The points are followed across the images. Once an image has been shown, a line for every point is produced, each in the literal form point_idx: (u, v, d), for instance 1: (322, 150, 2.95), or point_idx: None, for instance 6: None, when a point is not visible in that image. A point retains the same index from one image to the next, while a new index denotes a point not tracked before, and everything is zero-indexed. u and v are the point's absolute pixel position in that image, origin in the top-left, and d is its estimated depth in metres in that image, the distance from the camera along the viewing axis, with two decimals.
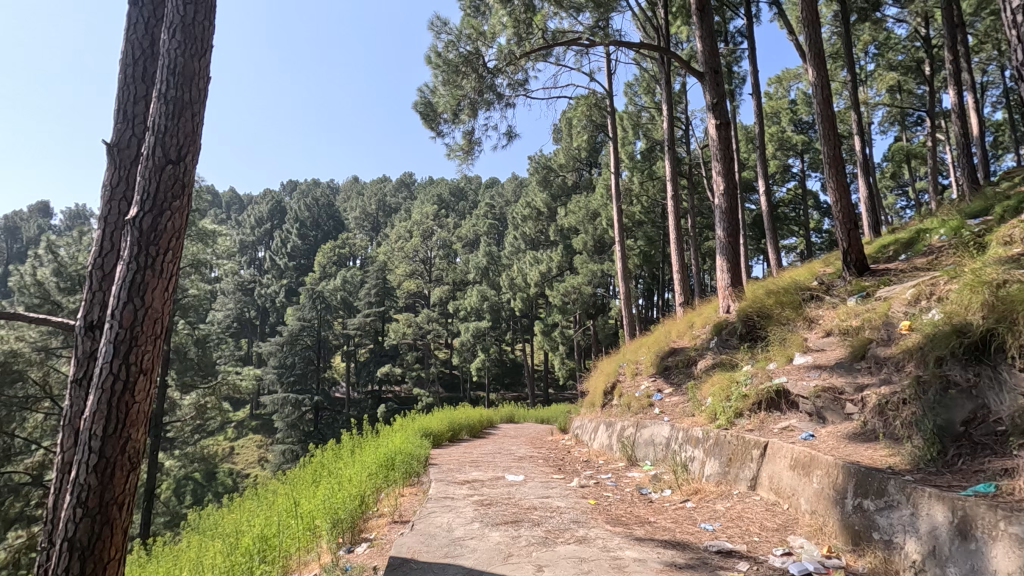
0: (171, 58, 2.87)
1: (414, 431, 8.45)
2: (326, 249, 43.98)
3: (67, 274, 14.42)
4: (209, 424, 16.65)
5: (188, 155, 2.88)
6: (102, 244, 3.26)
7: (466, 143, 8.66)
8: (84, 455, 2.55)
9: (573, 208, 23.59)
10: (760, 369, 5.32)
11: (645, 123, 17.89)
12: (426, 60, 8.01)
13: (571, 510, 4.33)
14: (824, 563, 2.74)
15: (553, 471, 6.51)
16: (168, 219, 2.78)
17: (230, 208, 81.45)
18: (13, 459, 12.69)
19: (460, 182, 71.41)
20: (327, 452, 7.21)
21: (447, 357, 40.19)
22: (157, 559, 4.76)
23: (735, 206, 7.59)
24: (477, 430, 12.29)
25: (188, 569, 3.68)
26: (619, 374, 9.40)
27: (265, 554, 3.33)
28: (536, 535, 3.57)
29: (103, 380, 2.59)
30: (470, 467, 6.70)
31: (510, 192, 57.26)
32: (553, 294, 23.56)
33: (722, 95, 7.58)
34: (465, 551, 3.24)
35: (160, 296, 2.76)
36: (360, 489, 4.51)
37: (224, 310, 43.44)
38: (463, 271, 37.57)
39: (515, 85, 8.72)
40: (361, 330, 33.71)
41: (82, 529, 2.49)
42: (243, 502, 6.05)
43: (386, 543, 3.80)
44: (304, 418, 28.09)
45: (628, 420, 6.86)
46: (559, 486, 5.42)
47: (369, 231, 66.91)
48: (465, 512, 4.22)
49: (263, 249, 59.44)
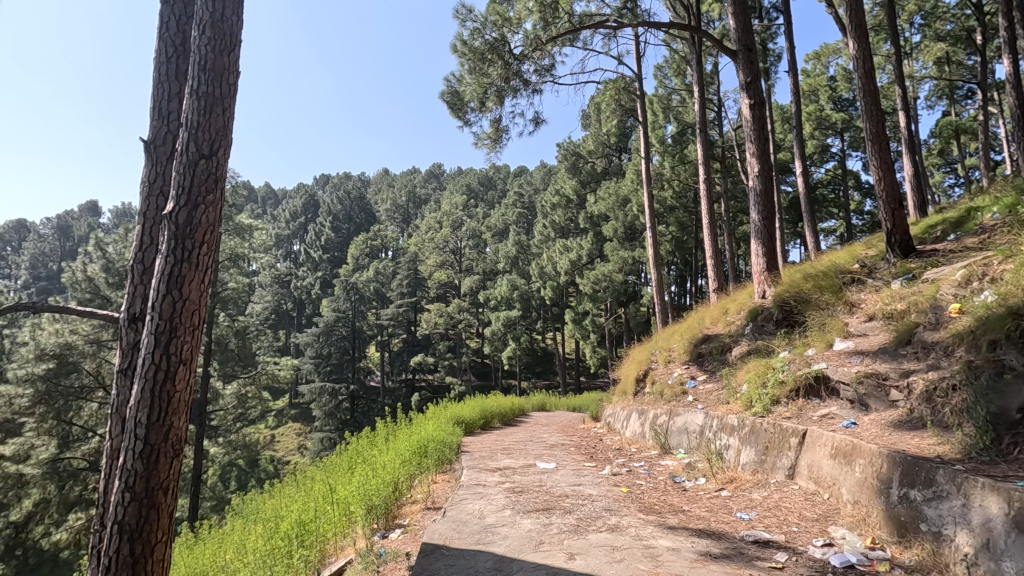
0: (201, 54, 2.91)
1: (446, 420, 8.53)
2: (359, 241, 44.57)
3: (114, 270, 14.97)
4: (251, 413, 17.25)
5: (220, 150, 2.94)
6: (142, 241, 3.37)
7: (493, 132, 8.61)
8: (130, 443, 2.66)
9: (603, 195, 23.17)
10: (798, 355, 5.16)
11: (676, 106, 17.60)
12: (451, 49, 7.93)
13: (602, 498, 4.30)
14: (868, 555, 2.65)
15: (585, 459, 6.49)
16: (202, 212, 2.84)
17: (266, 202, 83.35)
18: (73, 445, 13.36)
19: (489, 172, 71.44)
20: (362, 440, 7.34)
21: (478, 346, 40.45)
22: (204, 542, 4.96)
23: (770, 188, 7.33)
24: (509, 417, 12.37)
25: (230, 553, 3.82)
26: (651, 362, 9.26)
27: (304, 538, 3.41)
28: (567, 523, 3.56)
29: (146, 369, 2.69)
30: (501, 454, 6.74)
31: (539, 179, 56.83)
32: (583, 282, 23.34)
33: (756, 74, 7.29)
34: (496, 539, 3.25)
35: (197, 289, 2.83)
36: (394, 476, 4.59)
37: (263, 303, 44.78)
38: (493, 261, 37.78)
39: (542, 71, 8.61)
40: (394, 321, 34.18)
41: (131, 513, 2.60)
42: (282, 488, 6.23)
43: (420, 530, 3.85)
44: (341, 406, 28.72)
45: (661, 408, 6.78)
46: (591, 474, 5.39)
47: (399, 223, 67.46)
48: (497, 500, 4.24)
49: (298, 243, 60.86)
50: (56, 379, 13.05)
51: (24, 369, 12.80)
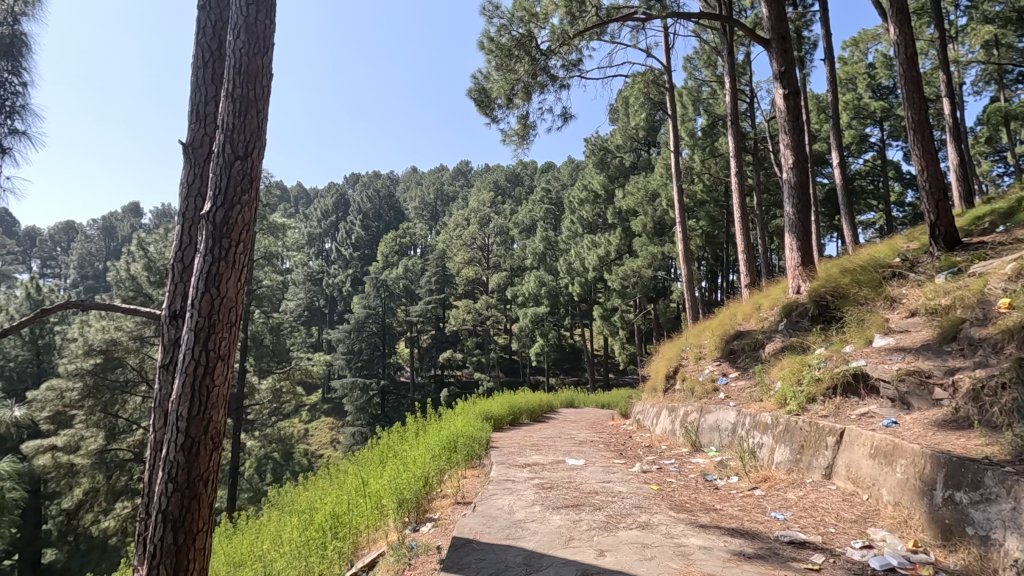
0: (237, 57, 2.98)
1: (475, 415, 8.59)
2: (388, 239, 45.07)
3: (155, 269, 15.48)
4: (285, 407, 17.70)
5: (254, 151, 3.00)
6: (182, 240, 3.51)
7: (521, 128, 8.60)
8: (173, 435, 2.74)
9: (632, 189, 22.85)
10: (835, 352, 5.01)
11: (706, 99, 17.28)
12: (478, 46, 7.93)
13: (632, 495, 4.27)
14: (909, 558, 2.57)
15: (614, 455, 6.46)
16: (238, 212, 2.91)
17: (298, 202, 85.33)
18: (119, 437, 13.87)
19: (517, 168, 71.44)
20: (393, 435, 7.43)
21: (507, 343, 40.55)
22: (242, 532, 5.14)
23: (806, 181, 7.13)
24: (537, 413, 12.41)
25: (267, 543, 3.94)
26: (681, 359, 9.10)
27: (337, 530, 3.49)
28: (597, 519, 3.54)
29: (187, 364, 2.78)
30: (530, 450, 6.75)
31: (567, 175, 56.53)
32: (612, 278, 23.11)
33: (790, 63, 7.08)
34: (526, 534, 3.26)
35: (234, 287, 2.91)
36: (425, 471, 4.64)
37: (296, 300, 45.78)
38: (521, 257, 37.83)
39: (570, 66, 8.56)
40: (424, 317, 34.55)
41: (174, 504, 2.69)
42: (315, 481, 6.39)
43: (450, 524, 3.89)
44: (372, 401, 29.19)
45: (691, 405, 6.70)
46: (620, 471, 5.35)
47: (428, 220, 68.02)
48: (526, 495, 4.26)
49: (329, 241, 62.10)
50: (103, 373, 13.57)
51: (74, 364, 13.22)
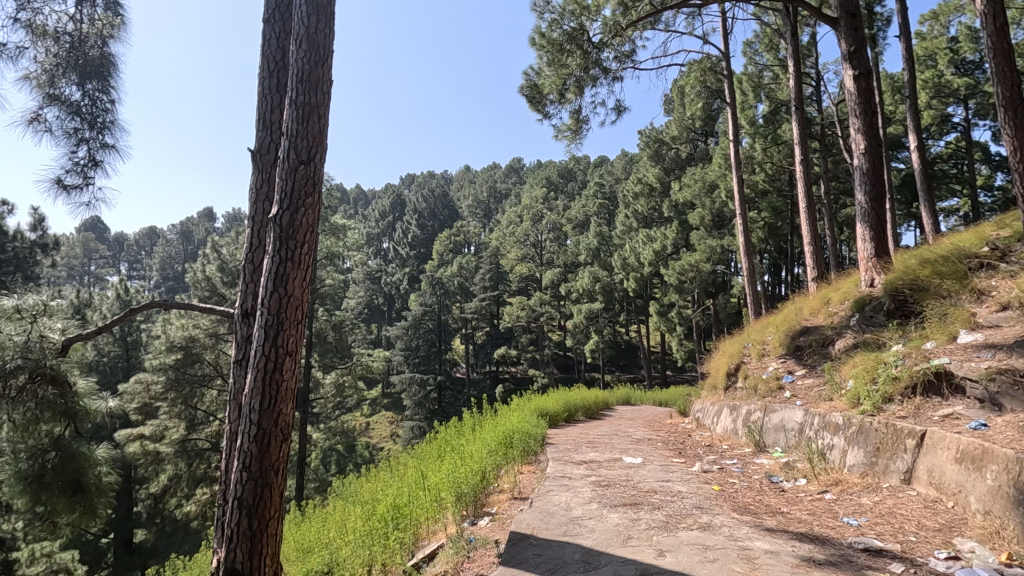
0: (299, 66, 3.12)
1: (531, 412, 8.60)
2: (443, 237, 45.83)
3: (228, 269, 16.41)
4: (348, 401, 18.37)
5: (316, 155, 3.13)
6: (252, 243, 3.69)
7: (574, 123, 8.52)
8: (246, 426, 2.91)
9: (688, 181, 22.15)
10: (914, 349, 4.68)
11: (768, 84, 16.52)
12: (530, 42, 7.90)
13: (693, 495, 4.16)
14: (1002, 572, 2.37)
15: (672, 454, 6.31)
16: (303, 214, 3.05)
17: (357, 203, 88.28)
18: (198, 428, 14.88)
19: (569, 163, 70.93)
20: (450, 429, 7.54)
21: (561, 339, 40.41)
22: (311, 519, 5.41)
23: (880, 166, 6.70)
24: (593, 410, 12.29)
25: (333, 531, 4.12)
26: (743, 356, 8.76)
27: (398, 520, 3.61)
28: (656, 519, 3.48)
29: (258, 360, 2.94)
30: (586, 448, 6.69)
31: (621, 169, 55.63)
32: (669, 273, 22.53)
33: (861, 41, 6.66)
34: (584, 531, 3.25)
35: (300, 287, 3.05)
36: (481, 465, 4.70)
37: (357, 298, 47.41)
38: (574, 253, 37.57)
39: (623, 58, 8.40)
40: (478, 314, 34.93)
41: (248, 490, 2.86)
42: (377, 473, 6.59)
43: (507, 519, 3.92)
44: (429, 396, 29.77)
45: (754, 404, 6.46)
46: (680, 470, 5.23)
47: (482, 218, 68.69)
48: (583, 492, 4.24)
49: (387, 240, 63.90)
50: (183, 368, 14.53)
51: (158, 359, 14.38)
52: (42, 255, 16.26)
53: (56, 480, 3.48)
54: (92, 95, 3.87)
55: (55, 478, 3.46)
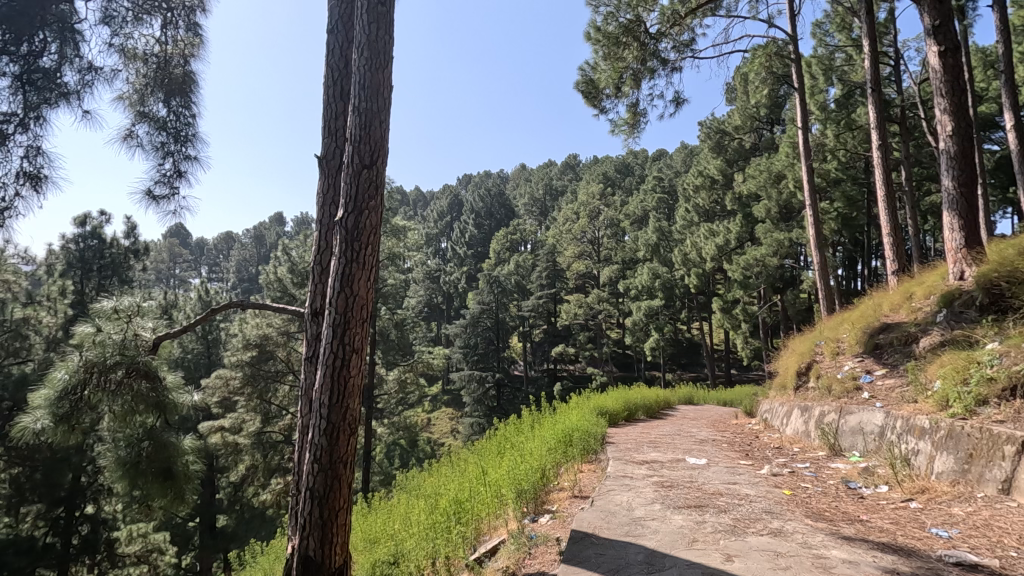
0: (361, 74, 3.23)
1: (590, 410, 8.53)
2: (499, 236, 46.22)
3: (297, 271, 17.16)
4: (410, 397, 18.88)
5: (378, 159, 3.23)
6: (319, 244, 3.85)
7: (631, 117, 8.37)
8: (317, 420, 3.06)
9: (753, 172, 21.20)
10: (1012, 347, 4.27)
11: (840, 66, 15.54)
12: (585, 37, 7.80)
13: (762, 499, 4.00)
14: None
15: (739, 456, 6.08)
16: (366, 217, 3.16)
17: (416, 204, 90.62)
18: (272, 421, 15.75)
19: (627, 158, 69.68)
20: (509, 426, 7.59)
21: (620, 337, 39.84)
22: (376, 511, 5.60)
23: (970, 149, 6.19)
24: (654, 409, 12.04)
25: (399, 523, 4.24)
26: (815, 354, 8.31)
27: (460, 515, 3.68)
28: (722, 522, 3.37)
29: (327, 357, 3.07)
30: (648, 447, 6.57)
31: (681, 162, 54.03)
32: (733, 268, 21.71)
33: (947, 14, 6.15)
34: (647, 532, 3.20)
35: (364, 286, 3.16)
36: (541, 463, 4.70)
37: (417, 297, 48.63)
38: (632, 249, 36.88)
39: (682, 47, 8.16)
40: (536, 312, 34.99)
41: (319, 481, 3.01)
42: (438, 468, 6.74)
43: (568, 517, 3.91)
44: (488, 394, 30.07)
45: (828, 405, 6.12)
46: (747, 473, 5.04)
47: (538, 216, 68.80)
48: (645, 493, 4.16)
49: (445, 240, 65.16)
50: (258, 364, 15.44)
51: (236, 356, 15.33)
52: (134, 259, 17.64)
53: (150, 467, 3.70)
54: (176, 110, 4.17)
55: (150, 466, 3.68)
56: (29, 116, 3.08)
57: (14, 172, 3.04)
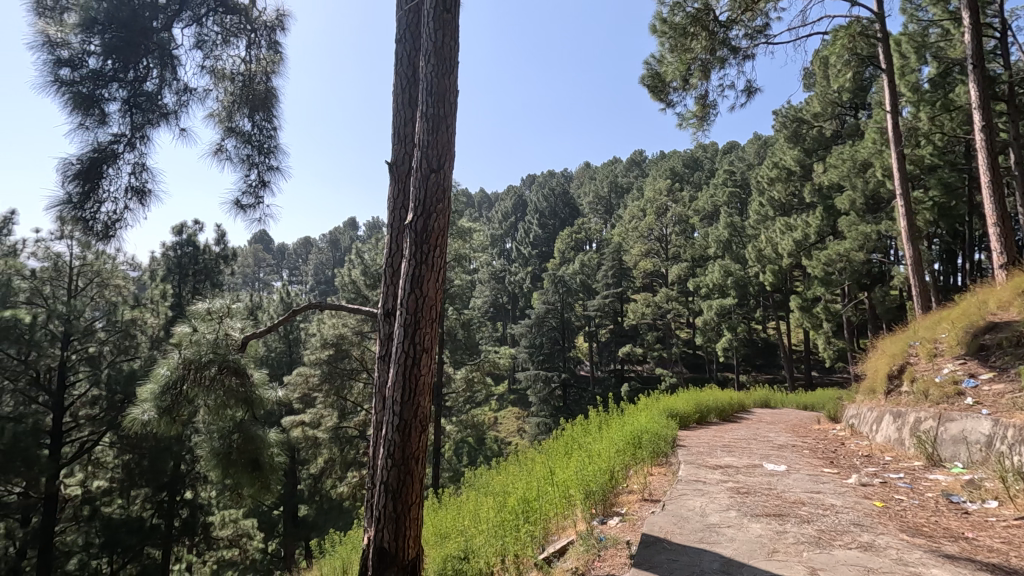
0: (429, 81, 3.31)
1: (660, 412, 8.33)
2: (564, 235, 46.07)
3: (369, 273, 17.86)
4: (478, 396, 19.16)
5: (446, 163, 3.31)
6: (391, 247, 4.00)
7: (699, 109, 8.08)
8: (390, 416, 3.17)
9: (835, 161, 19.86)
10: None
11: (935, 42, 14.25)
12: (650, 30, 7.62)
13: (849, 510, 3.74)
14: None
15: (822, 463, 5.73)
16: (434, 220, 3.23)
17: (481, 206, 92.10)
18: (348, 416, 16.46)
19: (696, 152, 67.32)
20: (576, 427, 7.56)
21: (690, 337, 38.63)
22: (447, 506, 5.74)
23: None
24: (728, 412, 11.57)
25: (468, 518, 4.33)
26: (909, 356, 7.67)
27: (529, 514, 3.71)
28: (805, 533, 3.19)
29: (399, 356, 3.18)
30: (723, 451, 6.33)
31: (755, 154, 51.47)
32: (813, 264, 20.48)
33: None
34: (722, 539, 3.09)
35: (433, 287, 3.24)
36: (610, 464, 4.64)
37: (483, 297, 49.46)
38: (703, 246, 35.60)
39: (754, 33, 7.78)
40: (601, 311, 34.60)
41: (392, 476, 3.11)
42: (506, 466, 6.82)
43: (638, 520, 3.84)
44: (554, 393, 30.04)
45: (925, 411, 5.64)
46: (832, 481, 4.74)
47: (603, 214, 67.88)
48: (719, 498, 4.01)
49: (510, 241, 65.79)
50: (335, 362, 16.13)
51: (315, 354, 16.16)
52: (224, 264, 19.02)
53: (240, 458, 3.96)
54: (260, 124, 4.46)
55: (240, 456, 3.94)
56: (136, 136, 3.39)
57: (124, 187, 3.36)
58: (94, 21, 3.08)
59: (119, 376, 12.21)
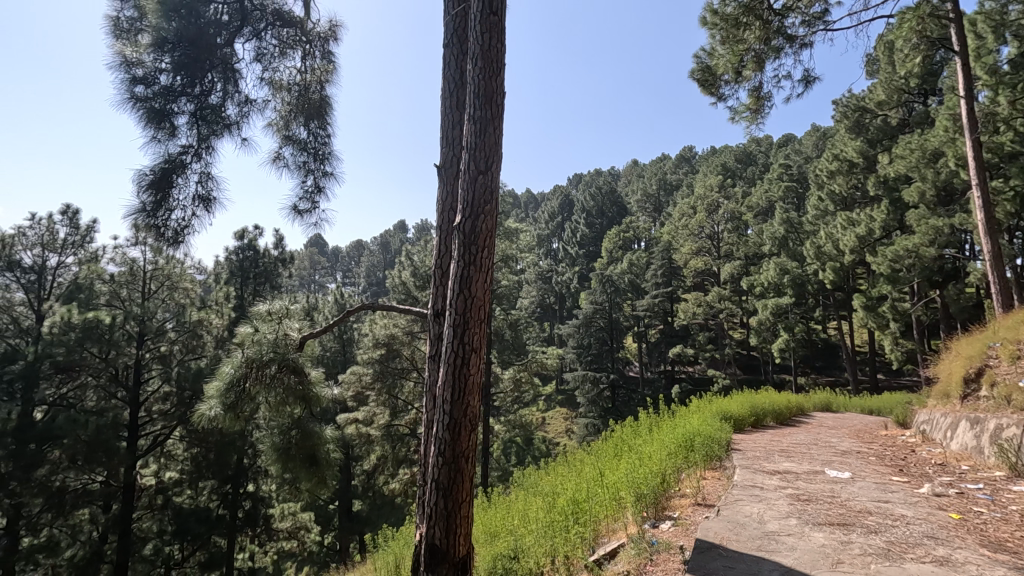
0: (476, 83, 3.35)
1: (713, 414, 8.10)
2: (611, 235, 45.52)
3: (419, 274, 18.21)
4: (526, 396, 19.20)
5: (493, 164, 3.33)
6: (440, 248, 4.06)
7: (753, 102, 7.81)
8: (441, 415, 3.22)
9: (902, 152, 18.75)
10: None
11: (1016, 20, 13.20)
12: (701, 23, 7.44)
13: (923, 521, 3.52)
14: None
15: (891, 471, 5.41)
16: (482, 221, 3.26)
17: (528, 207, 92.28)
18: (399, 414, 16.84)
19: (749, 146, 65.08)
20: (626, 428, 7.45)
21: (745, 338, 37.37)
22: (496, 505, 5.79)
23: None
24: (785, 416, 11.11)
25: (518, 518, 4.35)
26: (988, 358, 7.14)
27: (579, 516, 3.68)
28: (874, 544, 3.02)
29: (449, 356, 3.22)
30: (781, 456, 6.08)
31: (814, 146, 49.23)
32: (878, 261, 19.40)
33: None
34: (782, 548, 2.97)
35: (482, 288, 3.27)
36: (662, 467, 4.55)
37: (530, 297, 49.57)
38: (758, 243, 34.34)
39: (812, 20, 7.45)
40: (651, 311, 33.98)
41: (443, 474, 3.16)
42: (555, 466, 6.81)
43: (692, 525, 3.74)
44: (603, 394, 29.73)
45: (1007, 418, 5.23)
46: (901, 491, 4.47)
47: (652, 212, 66.61)
48: (779, 505, 3.86)
49: (557, 240, 65.66)
50: (386, 361, 16.53)
51: (368, 354, 16.62)
52: (283, 267, 19.85)
53: (298, 453, 4.13)
54: (315, 132, 4.64)
55: (298, 452, 4.11)
56: (202, 147, 3.58)
57: (191, 195, 3.56)
58: (166, 40, 3.27)
59: (187, 374, 12.68)
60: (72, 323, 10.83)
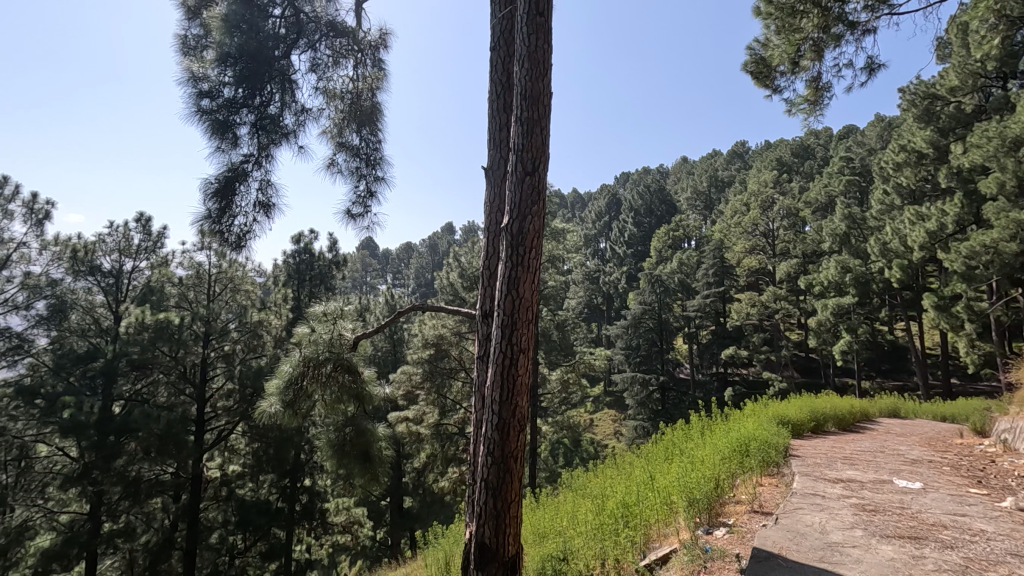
0: (523, 85, 3.36)
1: (769, 418, 7.80)
2: (661, 234, 44.62)
3: (466, 275, 18.38)
4: (574, 397, 19.08)
5: (540, 165, 3.33)
6: (488, 250, 4.10)
7: (811, 93, 7.46)
8: (490, 415, 3.25)
9: (976, 140, 17.49)
10: None
11: None
12: (754, 13, 7.16)
13: (1005, 537, 3.27)
14: None
15: (967, 483, 5.05)
16: (529, 222, 3.27)
17: (574, 207, 91.76)
18: (447, 414, 17.08)
19: (806, 139, 62.34)
20: (677, 431, 7.29)
21: (803, 339, 35.82)
22: (545, 506, 5.80)
23: None
24: (848, 421, 10.57)
25: (567, 518, 4.33)
26: None
27: (629, 519, 3.63)
28: (949, 560, 2.83)
29: (498, 356, 3.25)
30: (844, 463, 5.79)
31: (878, 137, 46.60)
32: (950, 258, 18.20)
33: None
34: (846, 560, 2.83)
35: (529, 289, 3.27)
36: (715, 472, 4.43)
37: (577, 297, 49.24)
38: (816, 241, 32.83)
39: (875, 4, 7.04)
40: (702, 312, 33.10)
41: (493, 474, 3.19)
42: (604, 468, 6.75)
43: (747, 532, 3.63)
44: (652, 396, 29.20)
45: None
46: (980, 504, 4.16)
47: (703, 210, 64.85)
48: (842, 515, 3.68)
49: (604, 240, 64.99)
50: (435, 361, 16.80)
51: (417, 354, 16.94)
52: (336, 270, 20.52)
53: (352, 450, 4.26)
54: (366, 138, 4.77)
55: (352, 448, 4.25)
56: (262, 155, 3.74)
57: (252, 202, 3.73)
58: (228, 55, 3.45)
59: (248, 372, 13.24)
60: (146, 324, 11.79)
